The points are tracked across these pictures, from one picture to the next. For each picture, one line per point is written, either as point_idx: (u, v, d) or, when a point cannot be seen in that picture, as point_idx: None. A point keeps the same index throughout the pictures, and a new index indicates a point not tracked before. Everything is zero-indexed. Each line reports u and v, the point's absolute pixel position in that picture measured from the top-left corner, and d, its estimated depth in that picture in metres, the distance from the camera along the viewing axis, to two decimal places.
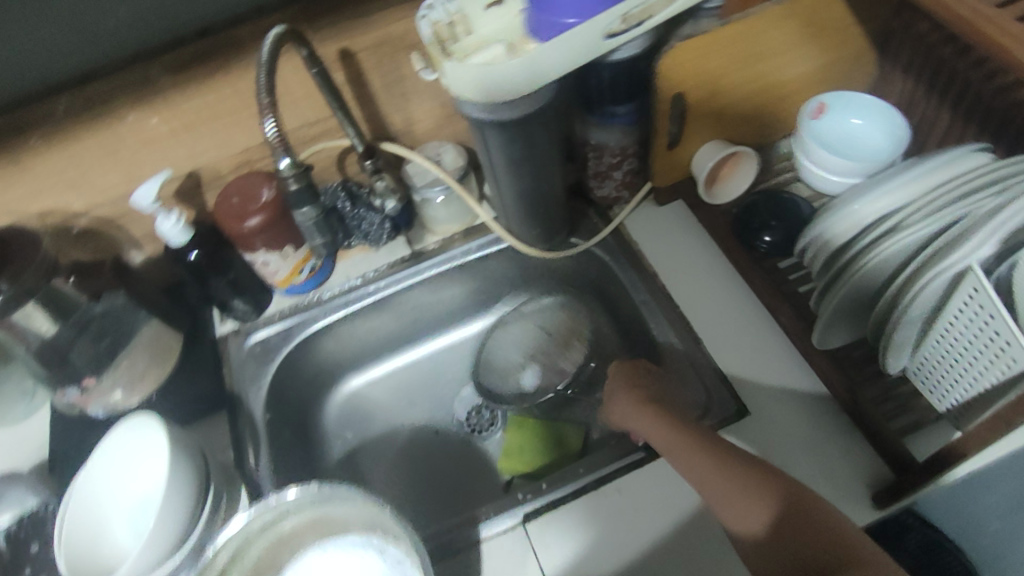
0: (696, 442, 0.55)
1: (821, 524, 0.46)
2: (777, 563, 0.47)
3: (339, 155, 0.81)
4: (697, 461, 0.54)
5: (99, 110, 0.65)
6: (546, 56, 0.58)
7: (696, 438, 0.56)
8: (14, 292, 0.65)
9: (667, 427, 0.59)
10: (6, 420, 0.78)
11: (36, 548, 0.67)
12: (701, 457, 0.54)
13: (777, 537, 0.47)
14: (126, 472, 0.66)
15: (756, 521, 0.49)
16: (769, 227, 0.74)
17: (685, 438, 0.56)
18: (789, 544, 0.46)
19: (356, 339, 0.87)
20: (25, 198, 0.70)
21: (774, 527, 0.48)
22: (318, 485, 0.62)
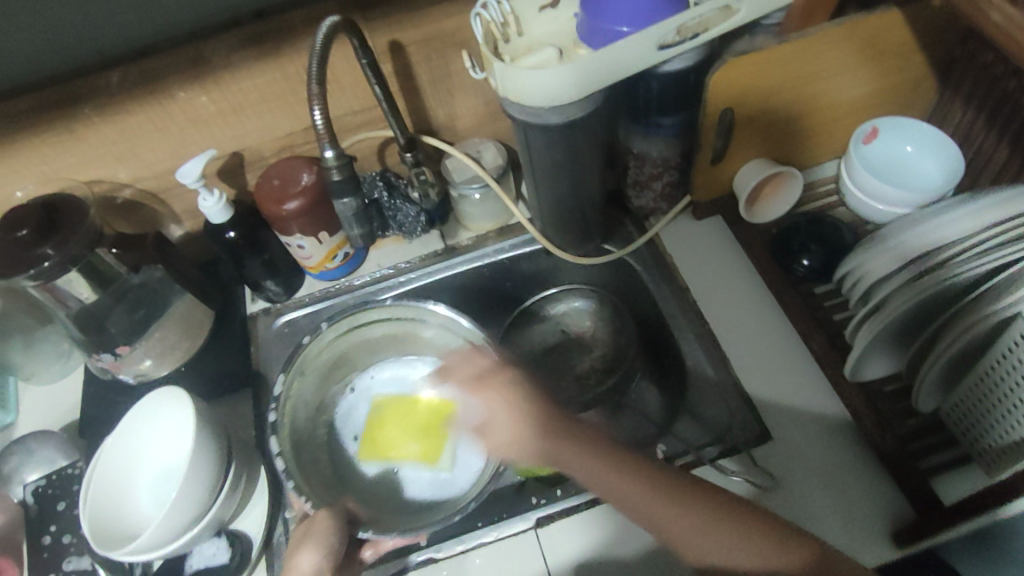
0: (655, 474, 0.53)
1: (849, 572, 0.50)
2: None
3: (381, 146, 0.82)
4: (665, 498, 0.52)
5: (153, 85, 0.67)
6: (598, 64, 0.58)
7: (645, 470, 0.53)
8: (61, 258, 0.65)
9: (581, 442, 0.53)
10: (42, 378, 0.81)
11: (63, 507, 0.69)
12: (671, 495, 0.52)
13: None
14: (153, 440, 0.68)
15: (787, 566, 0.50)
16: (808, 250, 0.73)
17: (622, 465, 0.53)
18: None
19: None
20: (75, 167, 0.71)
21: None
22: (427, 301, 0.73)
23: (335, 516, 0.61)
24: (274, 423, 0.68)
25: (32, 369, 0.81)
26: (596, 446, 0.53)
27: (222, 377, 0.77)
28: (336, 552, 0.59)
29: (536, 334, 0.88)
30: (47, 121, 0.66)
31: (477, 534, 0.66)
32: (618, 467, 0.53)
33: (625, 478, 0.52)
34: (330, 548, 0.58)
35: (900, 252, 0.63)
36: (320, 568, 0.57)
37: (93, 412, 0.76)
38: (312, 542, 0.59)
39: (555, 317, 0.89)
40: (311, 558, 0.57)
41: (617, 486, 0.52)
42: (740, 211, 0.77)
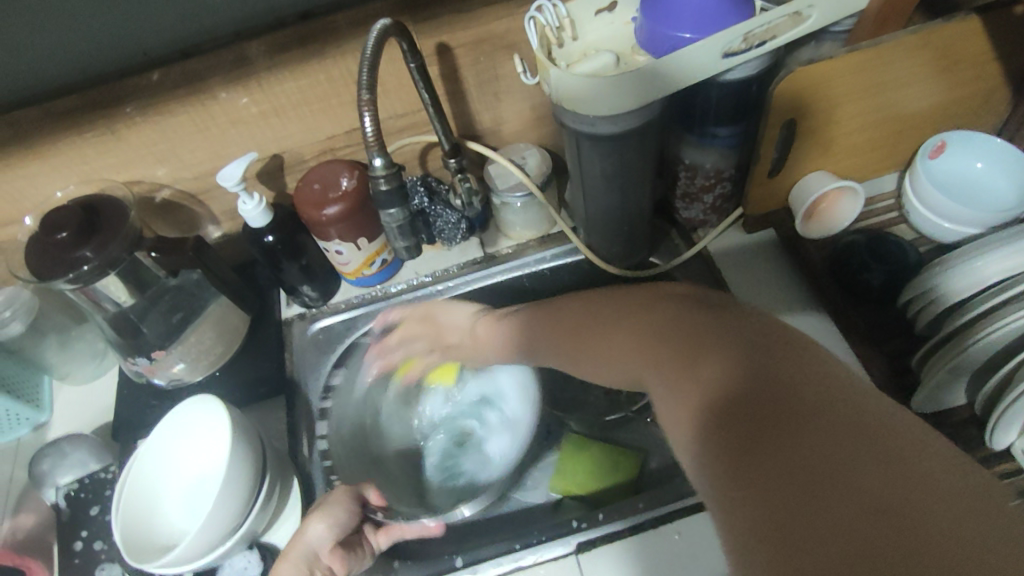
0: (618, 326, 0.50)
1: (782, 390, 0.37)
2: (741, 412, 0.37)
3: (423, 150, 0.79)
4: (621, 350, 0.49)
5: (194, 86, 0.65)
6: (658, 72, 0.55)
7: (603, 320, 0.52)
8: (100, 262, 0.63)
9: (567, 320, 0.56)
10: (78, 378, 0.80)
11: (96, 512, 0.68)
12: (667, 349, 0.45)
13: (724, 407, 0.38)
14: (186, 449, 0.66)
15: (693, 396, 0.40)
16: (868, 269, 0.69)
17: (564, 323, 0.56)
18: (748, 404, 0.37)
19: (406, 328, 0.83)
20: (116, 167, 0.70)
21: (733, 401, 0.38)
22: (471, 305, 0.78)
23: (350, 493, 0.65)
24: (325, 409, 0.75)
25: (67, 369, 0.81)
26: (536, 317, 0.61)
27: (255, 383, 0.76)
28: (343, 526, 0.62)
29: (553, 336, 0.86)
30: (89, 121, 0.65)
31: (515, 556, 0.63)
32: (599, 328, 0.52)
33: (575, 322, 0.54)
34: (339, 519, 0.62)
35: (972, 280, 0.60)
36: (325, 538, 0.60)
37: (126, 415, 0.75)
38: (326, 510, 0.62)
39: None
40: (321, 527, 0.60)
41: (556, 345, 0.57)
42: (803, 229, 0.73)
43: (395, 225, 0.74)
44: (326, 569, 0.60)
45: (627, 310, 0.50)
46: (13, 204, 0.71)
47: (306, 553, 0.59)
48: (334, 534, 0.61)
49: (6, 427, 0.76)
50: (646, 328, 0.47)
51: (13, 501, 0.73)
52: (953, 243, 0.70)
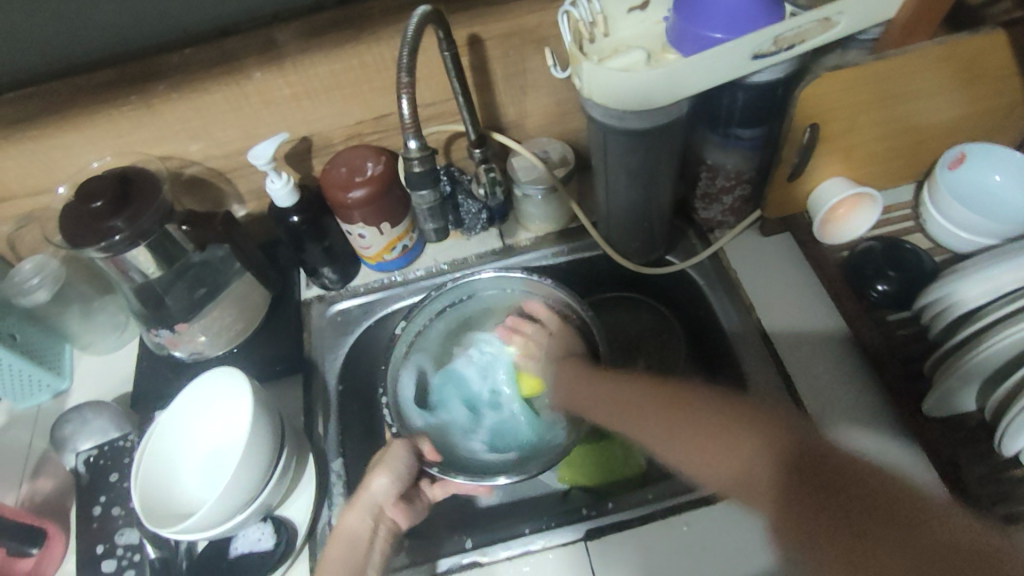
0: (727, 433, 0.58)
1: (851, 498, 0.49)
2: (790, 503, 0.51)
3: (448, 140, 0.81)
4: (723, 460, 0.57)
5: (231, 65, 0.67)
6: (688, 71, 0.56)
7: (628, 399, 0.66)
8: (132, 232, 0.65)
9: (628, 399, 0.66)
10: (100, 348, 0.82)
11: (115, 479, 0.69)
12: (735, 474, 0.56)
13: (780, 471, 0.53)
14: (207, 420, 0.68)
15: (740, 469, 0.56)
16: (884, 275, 0.70)
17: (661, 403, 0.63)
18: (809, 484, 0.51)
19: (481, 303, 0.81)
20: (149, 141, 0.72)
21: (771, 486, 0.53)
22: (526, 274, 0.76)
23: (408, 443, 0.68)
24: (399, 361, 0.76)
25: (88, 339, 0.82)
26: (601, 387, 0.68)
27: (273, 361, 0.77)
28: (404, 476, 0.66)
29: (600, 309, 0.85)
30: (126, 95, 0.67)
31: (524, 540, 0.65)
32: (696, 430, 0.59)
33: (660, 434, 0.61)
34: (401, 471, 0.66)
35: (991, 286, 0.61)
36: (389, 490, 0.65)
37: (147, 385, 0.77)
38: (386, 464, 0.66)
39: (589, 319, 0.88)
40: (383, 482, 0.65)
41: (685, 450, 0.59)
42: (836, 234, 0.74)
43: (425, 207, 0.78)
44: (390, 521, 0.65)
45: (731, 421, 0.58)
46: (46, 174, 0.72)
47: (370, 504, 0.64)
48: (396, 486, 0.65)
49: (26, 393, 0.78)
50: (758, 442, 0.56)
51: (30, 467, 0.75)
52: (966, 251, 0.72)
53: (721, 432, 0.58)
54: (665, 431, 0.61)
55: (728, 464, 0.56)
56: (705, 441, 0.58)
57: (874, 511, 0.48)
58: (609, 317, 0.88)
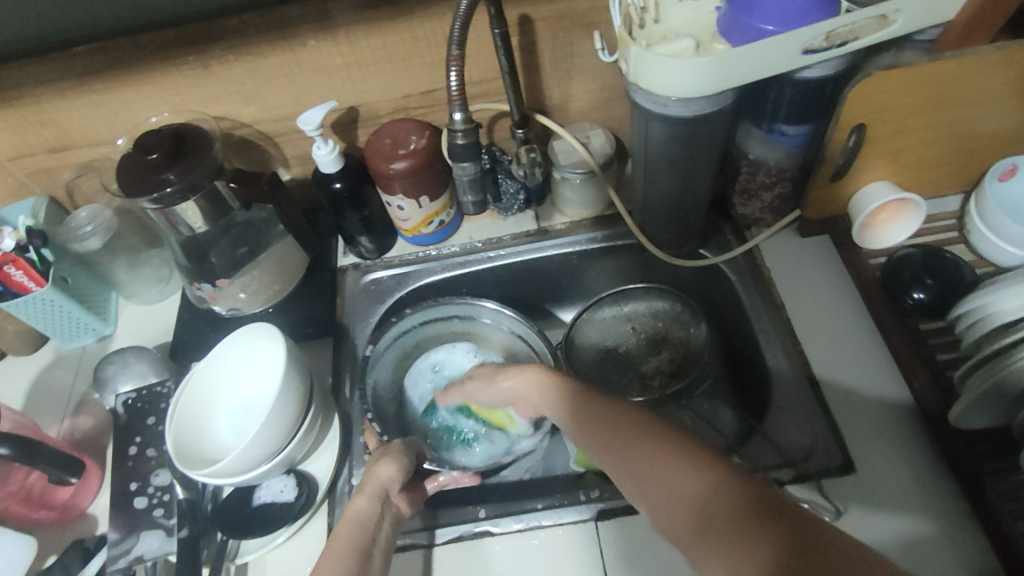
0: (653, 446, 0.52)
1: (782, 523, 0.44)
2: (710, 518, 0.46)
3: (492, 119, 0.81)
4: (660, 483, 0.50)
5: (287, 31, 0.69)
6: (738, 62, 0.56)
7: (607, 415, 0.56)
8: (182, 185, 0.67)
9: (606, 414, 0.56)
10: (146, 298, 0.86)
11: (153, 422, 0.73)
12: (689, 502, 0.48)
13: (704, 509, 0.47)
14: (239, 374, 0.71)
15: (688, 491, 0.48)
16: (921, 282, 0.68)
17: (616, 428, 0.54)
18: (726, 512, 0.46)
19: (440, 331, 0.83)
20: (204, 101, 0.74)
21: (707, 507, 0.47)
22: (512, 312, 0.78)
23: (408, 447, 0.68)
24: (368, 356, 0.75)
25: (134, 289, 0.86)
26: (592, 412, 0.57)
27: (306, 323, 0.80)
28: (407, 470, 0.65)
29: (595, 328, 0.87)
30: (185, 53, 0.69)
31: (534, 515, 0.66)
32: (629, 435, 0.53)
33: (637, 450, 0.52)
34: (404, 464, 0.65)
35: None
36: (394, 479, 0.64)
37: (187, 335, 0.80)
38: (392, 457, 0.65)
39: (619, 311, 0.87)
40: (390, 469, 0.64)
41: (628, 468, 0.52)
42: (894, 228, 0.72)
43: (466, 179, 0.78)
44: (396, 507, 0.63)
45: (682, 456, 0.50)
46: (106, 125, 0.75)
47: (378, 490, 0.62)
48: (402, 476, 0.64)
49: (74, 334, 0.82)
50: (682, 466, 0.50)
51: (72, 405, 0.79)
52: (1010, 266, 0.70)
53: (678, 468, 0.50)
54: (625, 455, 0.53)
55: (678, 492, 0.49)
56: (643, 462, 0.51)
57: (772, 514, 0.45)
58: (636, 306, 0.87)
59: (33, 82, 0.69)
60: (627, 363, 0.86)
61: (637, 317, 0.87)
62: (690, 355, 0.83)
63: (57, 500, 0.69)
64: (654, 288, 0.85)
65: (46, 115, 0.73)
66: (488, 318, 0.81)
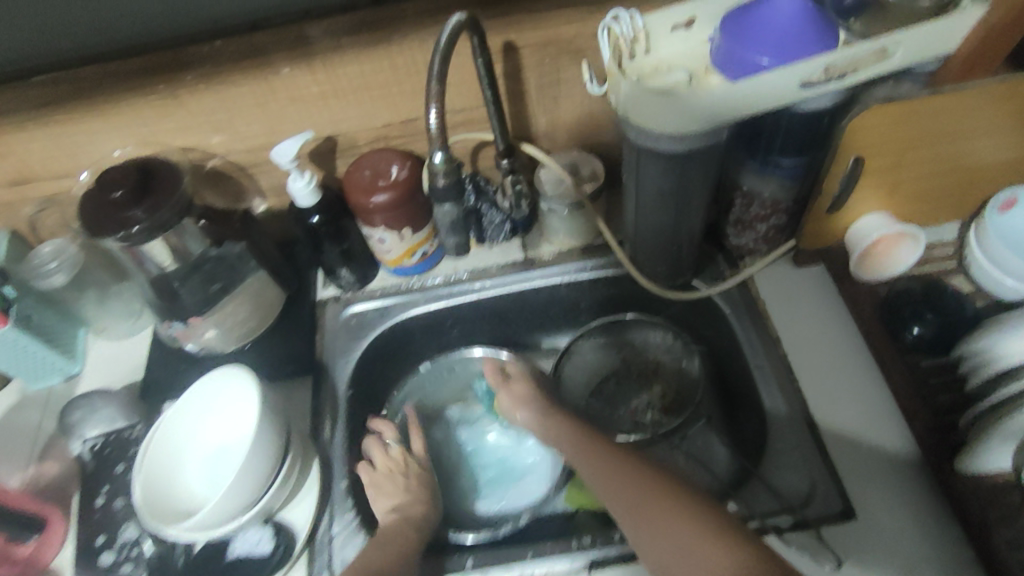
0: (682, 514, 0.56)
1: None
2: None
3: (476, 147, 0.78)
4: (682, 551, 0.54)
5: (259, 60, 0.65)
6: (733, 96, 0.54)
7: (641, 480, 0.60)
8: (151, 223, 0.63)
9: (637, 481, 0.60)
10: (115, 334, 0.82)
11: (121, 470, 0.70)
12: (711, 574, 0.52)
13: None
14: (214, 417, 0.67)
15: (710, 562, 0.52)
16: (921, 318, 0.66)
17: (646, 493, 0.59)
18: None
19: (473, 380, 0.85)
20: (173, 132, 0.71)
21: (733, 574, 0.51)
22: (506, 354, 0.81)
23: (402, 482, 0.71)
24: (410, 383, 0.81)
25: (104, 324, 0.82)
26: (625, 477, 0.61)
27: (283, 362, 0.76)
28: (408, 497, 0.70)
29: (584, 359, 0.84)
30: (153, 83, 0.66)
31: (523, 565, 0.62)
32: (657, 502, 0.58)
33: (663, 516, 0.56)
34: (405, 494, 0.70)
35: None
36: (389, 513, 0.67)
37: (157, 375, 0.76)
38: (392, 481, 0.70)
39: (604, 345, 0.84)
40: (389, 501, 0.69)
41: (653, 533, 0.56)
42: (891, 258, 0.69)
43: (448, 220, 0.76)
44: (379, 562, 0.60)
45: (708, 529, 0.54)
46: (69, 159, 0.72)
47: None
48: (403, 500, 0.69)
49: (38, 374, 0.78)
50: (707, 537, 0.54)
51: (38, 452, 0.74)
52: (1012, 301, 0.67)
53: (703, 540, 0.54)
54: (653, 519, 0.57)
55: (702, 564, 0.53)
56: (669, 529, 0.55)
57: None
58: (632, 336, 0.83)
59: None
60: (614, 399, 0.84)
61: (626, 350, 0.84)
62: (683, 391, 0.80)
63: (19, 555, 0.65)
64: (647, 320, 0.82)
65: (4, 146, 0.69)
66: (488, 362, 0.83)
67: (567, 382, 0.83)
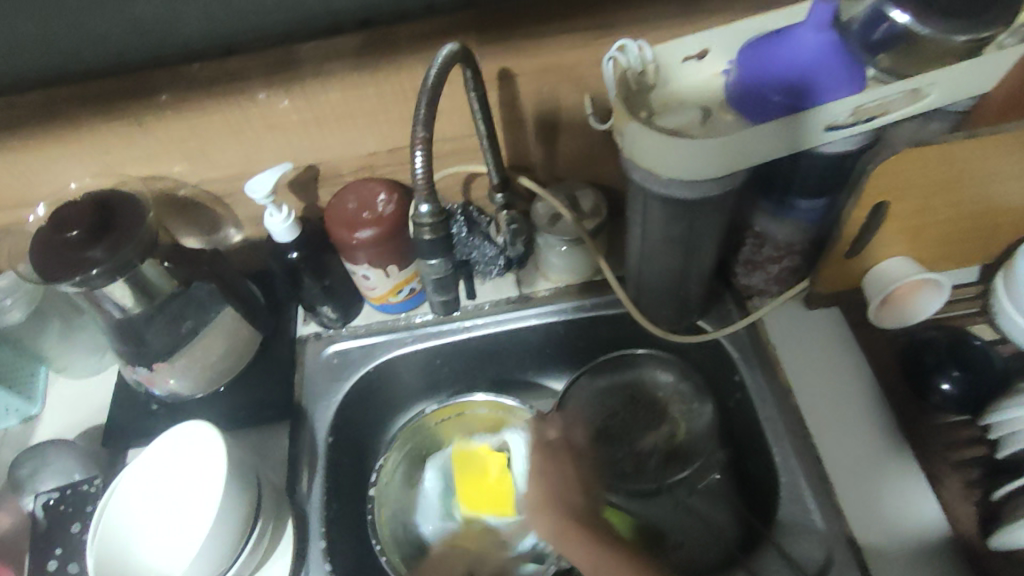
0: None
1: None
2: None
3: (469, 177, 0.73)
4: None
5: (233, 86, 0.60)
6: (755, 141, 0.49)
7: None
8: (111, 265, 0.58)
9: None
10: (76, 373, 0.76)
11: (77, 529, 0.63)
12: None
13: None
14: (170, 474, 0.61)
15: None
16: (946, 372, 0.62)
17: None
18: None
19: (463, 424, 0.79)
20: (139, 160, 0.65)
21: None
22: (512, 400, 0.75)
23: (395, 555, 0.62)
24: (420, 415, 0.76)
25: (64, 362, 0.75)
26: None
27: (257, 407, 0.70)
28: None
29: (588, 392, 0.77)
30: (118, 109, 0.60)
31: None
32: None
33: None
34: None
35: None
36: None
37: (123, 420, 0.70)
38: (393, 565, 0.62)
39: (611, 377, 0.78)
40: None
41: None
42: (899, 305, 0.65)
43: (433, 278, 0.66)
44: None
45: None
46: (27, 188, 0.66)
47: None
48: None
49: None
50: None
51: None
52: None
53: None
54: None
55: None
56: None
57: None
58: (639, 374, 0.78)
59: None
60: (620, 433, 0.76)
61: (631, 382, 0.78)
62: (694, 431, 0.74)
63: None
64: (648, 356, 0.77)
65: None
66: (484, 407, 0.77)
67: (571, 412, 0.76)
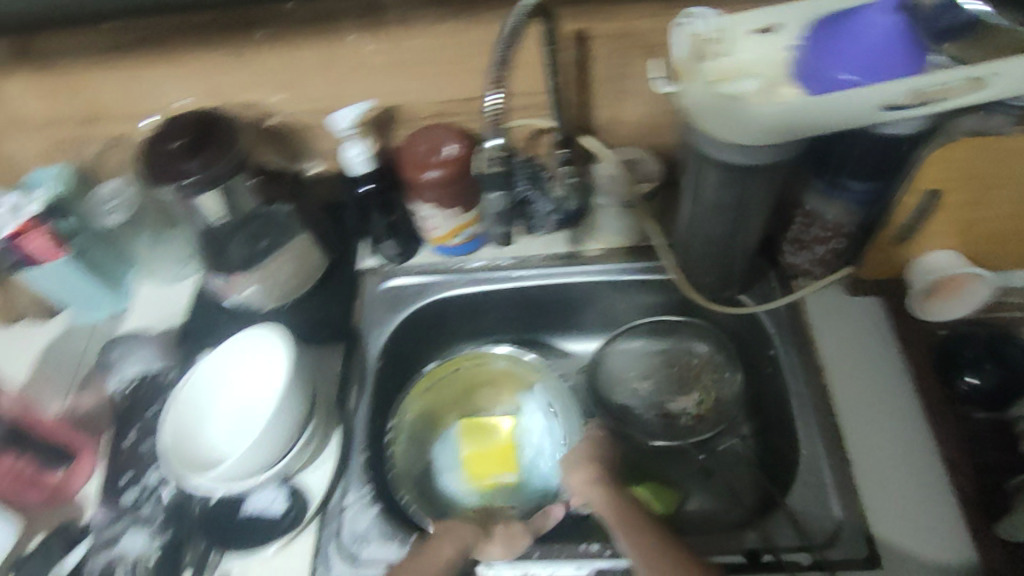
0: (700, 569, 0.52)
1: None
2: None
3: (533, 133, 0.77)
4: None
5: (328, 24, 0.65)
6: (810, 111, 0.51)
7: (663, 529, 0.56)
8: (204, 176, 0.64)
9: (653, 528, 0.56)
10: (160, 278, 0.83)
11: (154, 412, 0.73)
12: None
13: None
14: (240, 373, 0.68)
15: None
16: (980, 367, 0.63)
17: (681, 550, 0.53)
18: None
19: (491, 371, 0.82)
20: (236, 86, 0.71)
21: None
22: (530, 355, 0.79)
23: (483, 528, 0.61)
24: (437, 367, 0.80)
25: (152, 268, 0.84)
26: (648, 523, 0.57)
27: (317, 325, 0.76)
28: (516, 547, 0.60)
29: (622, 355, 0.82)
30: (223, 37, 0.67)
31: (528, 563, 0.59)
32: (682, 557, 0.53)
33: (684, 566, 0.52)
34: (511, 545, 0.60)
35: None
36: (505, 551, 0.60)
37: (197, 323, 0.78)
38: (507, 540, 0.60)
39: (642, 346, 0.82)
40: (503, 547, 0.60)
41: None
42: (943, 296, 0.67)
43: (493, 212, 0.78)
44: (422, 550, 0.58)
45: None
46: (137, 103, 0.73)
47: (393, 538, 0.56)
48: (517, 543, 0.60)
49: (88, 308, 0.81)
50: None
51: (79, 379, 0.77)
52: None
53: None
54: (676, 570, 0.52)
55: None
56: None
57: None
58: (677, 342, 0.81)
59: (68, 50, 0.68)
60: (651, 398, 0.80)
61: (665, 349, 0.82)
62: (719, 400, 0.78)
63: (46, 482, 0.68)
64: (676, 325, 0.81)
65: (77, 83, 0.71)
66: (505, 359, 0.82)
67: (602, 376, 0.82)
